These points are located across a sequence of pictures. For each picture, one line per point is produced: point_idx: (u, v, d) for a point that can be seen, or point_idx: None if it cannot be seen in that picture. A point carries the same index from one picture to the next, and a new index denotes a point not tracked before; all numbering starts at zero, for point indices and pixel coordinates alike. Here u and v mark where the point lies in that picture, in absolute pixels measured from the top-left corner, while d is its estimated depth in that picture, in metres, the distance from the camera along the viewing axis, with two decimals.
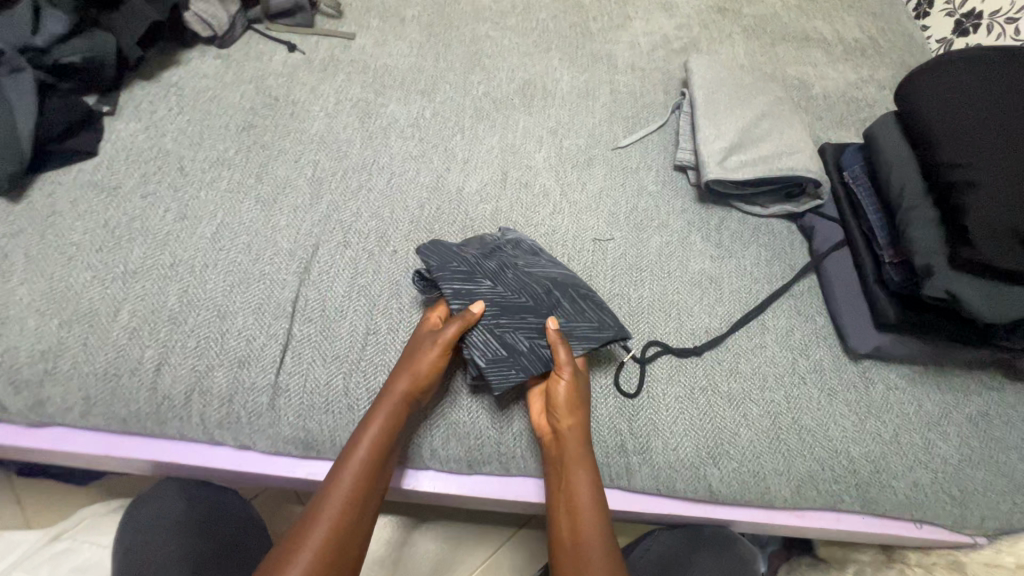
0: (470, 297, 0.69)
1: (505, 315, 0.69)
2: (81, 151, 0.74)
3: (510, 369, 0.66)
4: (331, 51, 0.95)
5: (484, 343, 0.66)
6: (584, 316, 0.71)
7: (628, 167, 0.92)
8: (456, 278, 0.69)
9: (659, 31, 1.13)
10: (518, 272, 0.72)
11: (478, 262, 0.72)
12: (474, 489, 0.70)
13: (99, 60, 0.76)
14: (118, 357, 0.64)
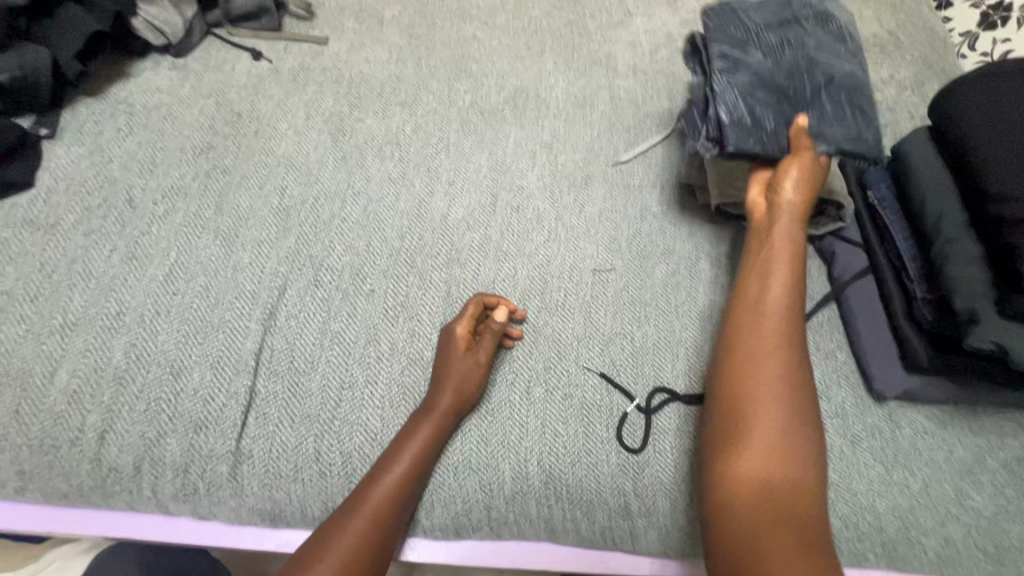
0: (732, 60, 0.71)
1: (762, 88, 0.70)
2: (14, 183, 0.66)
3: (748, 136, 0.68)
4: (300, 58, 0.86)
5: (733, 103, 0.68)
6: (842, 125, 0.71)
7: (630, 185, 0.84)
8: (725, 40, 0.72)
9: (662, 28, 1.04)
10: (798, 54, 0.74)
11: (758, 33, 0.74)
12: (460, 556, 0.64)
13: (33, 77, 0.67)
14: (55, 425, 0.56)
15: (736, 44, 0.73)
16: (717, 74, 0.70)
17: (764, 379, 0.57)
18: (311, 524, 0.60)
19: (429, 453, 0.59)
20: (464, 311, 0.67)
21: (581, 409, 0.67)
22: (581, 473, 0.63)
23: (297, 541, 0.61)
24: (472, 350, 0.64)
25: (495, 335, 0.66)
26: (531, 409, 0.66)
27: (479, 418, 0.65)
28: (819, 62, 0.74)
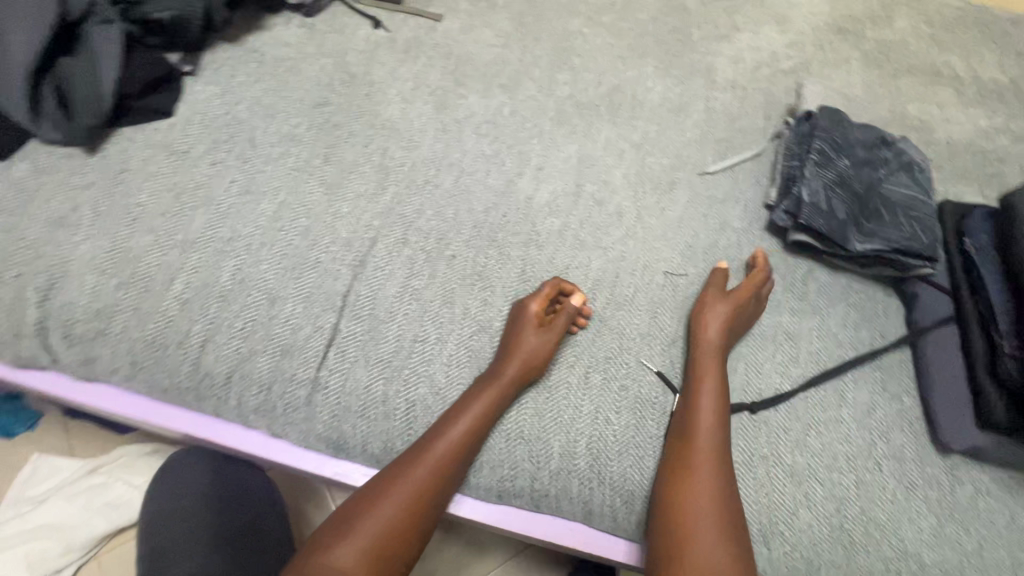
0: (817, 214, 0.75)
1: (843, 185, 0.77)
2: (157, 110, 0.73)
3: (823, 219, 0.75)
4: (415, 30, 0.90)
5: (816, 189, 0.76)
6: (897, 228, 0.75)
7: (713, 197, 0.84)
8: (819, 139, 0.80)
9: (767, 47, 1.03)
10: (873, 167, 0.80)
11: (852, 146, 0.81)
12: (500, 519, 0.67)
13: (186, 16, 0.74)
14: (167, 326, 0.63)
15: (834, 147, 0.79)
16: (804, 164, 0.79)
17: (699, 496, 0.60)
18: (368, 459, 0.65)
19: (426, 500, 0.58)
20: (523, 320, 0.67)
21: (635, 403, 0.68)
22: (626, 463, 0.65)
23: (351, 474, 0.66)
24: (512, 375, 0.63)
25: (534, 363, 0.65)
26: (586, 394, 0.68)
27: (535, 393, 0.68)
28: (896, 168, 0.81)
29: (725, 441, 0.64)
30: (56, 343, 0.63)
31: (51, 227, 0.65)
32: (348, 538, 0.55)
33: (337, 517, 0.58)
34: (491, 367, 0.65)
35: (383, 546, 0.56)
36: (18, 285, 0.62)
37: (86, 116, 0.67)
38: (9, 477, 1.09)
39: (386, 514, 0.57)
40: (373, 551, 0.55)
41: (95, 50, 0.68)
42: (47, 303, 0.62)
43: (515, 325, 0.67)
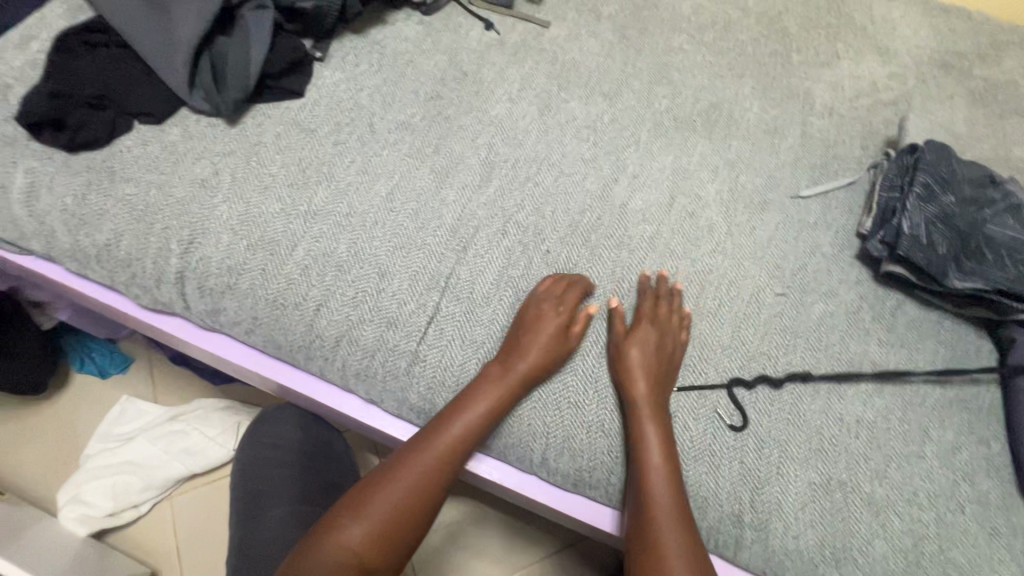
0: (912, 245, 0.75)
1: (945, 221, 0.76)
2: (290, 91, 0.80)
3: (920, 251, 0.74)
4: (524, 35, 0.94)
5: (915, 221, 0.76)
6: (1002, 268, 0.73)
7: (805, 221, 0.84)
8: (925, 172, 0.80)
9: (868, 76, 1.02)
10: (981, 205, 0.78)
11: (959, 183, 0.79)
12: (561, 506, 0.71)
13: (327, 9, 0.80)
14: (288, 288, 0.69)
15: (939, 181, 0.79)
16: (906, 195, 0.78)
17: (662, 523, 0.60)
18: None
19: (435, 483, 0.63)
20: (537, 319, 0.68)
21: (715, 412, 0.69)
22: (701, 469, 0.67)
23: None
24: (516, 375, 0.66)
25: (531, 367, 0.66)
26: None
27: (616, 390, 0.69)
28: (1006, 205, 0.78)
29: (666, 467, 0.63)
30: (191, 293, 0.69)
31: (195, 187, 0.71)
32: (360, 519, 0.59)
33: (347, 498, 0.61)
34: (490, 364, 0.67)
35: (388, 530, 0.59)
36: (163, 237, 0.69)
37: (233, 90, 0.74)
38: (100, 413, 1.19)
39: (394, 498, 0.60)
40: (383, 532, 0.59)
41: (247, 34, 0.76)
42: (187, 256, 0.69)
43: (520, 325, 0.69)
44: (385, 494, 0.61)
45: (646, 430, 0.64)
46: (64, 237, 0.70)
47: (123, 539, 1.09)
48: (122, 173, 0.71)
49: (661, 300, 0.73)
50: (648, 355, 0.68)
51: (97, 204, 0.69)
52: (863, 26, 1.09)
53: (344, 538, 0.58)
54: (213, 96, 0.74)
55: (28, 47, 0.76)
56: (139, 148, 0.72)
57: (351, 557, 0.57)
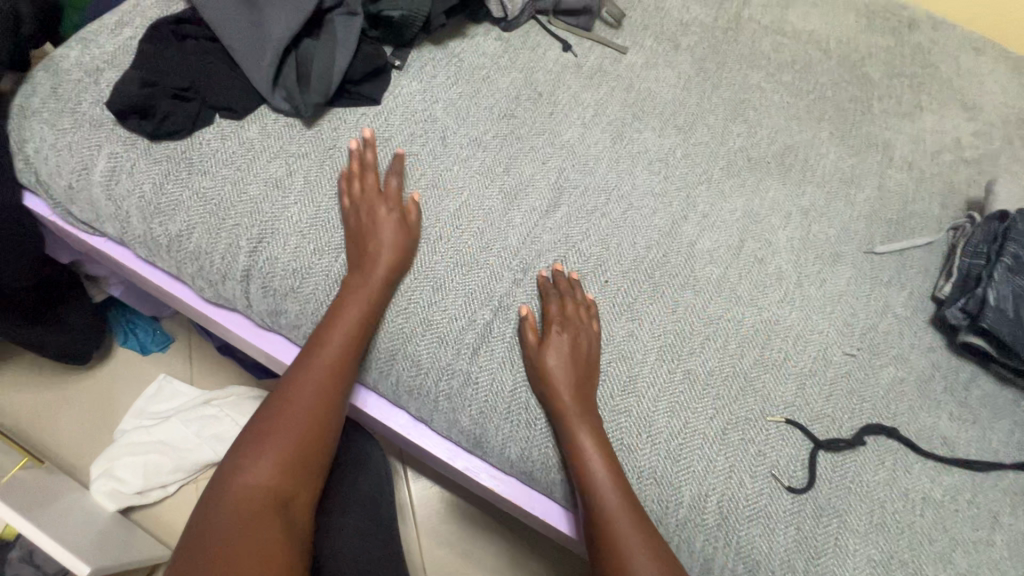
0: (998, 319, 0.70)
1: None
2: (367, 97, 0.80)
3: (1007, 326, 0.70)
4: (601, 60, 0.93)
5: (1002, 295, 0.71)
6: None
7: (878, 279, 0.81)
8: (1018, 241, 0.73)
9: (951, 131, 0.98)
10: None
11: None
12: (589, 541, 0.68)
13: (411, 17, 0.79)
14: None
15: None
16: (996, 265, 0.73)
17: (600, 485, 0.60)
18: (501, 461, 0.68)
19: (327, 404, 0.61)
20: (371, 224, 0.68)
21: (772, 471, 0.66)
22: (755, 531, 0.64)
23: (481, 470, 0.70)
24: (367, 290, 0.66)
25: (383, 280, 0.66)
26: (722, 449, 0.67)
27: (670, 436, 0.67)
28: None
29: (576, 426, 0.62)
30: (254, 292, 0.70)
31: (269, 186, 0.71)
32: (258, 455, 0.56)
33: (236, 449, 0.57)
34: (343, 290, 0.66)
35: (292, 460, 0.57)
36: (233, 233, 0.69)
37: (315, 93, 0.74)
38: (139, 389, 1.20)
39: (285, 430, 0.58)
40: (287, 459, 0.57)
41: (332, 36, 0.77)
42: (254, 254, 0.69)
43: (358, 239, 0.68)
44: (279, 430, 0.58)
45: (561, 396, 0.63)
46: (138, 223, 0.70)
47: (149, 517, 1.10)
48: (199, 165, 0.71)
49: (564, 292, 0.70)
50: (567, 357, 0.65)
51: (174, 194, 0.70)
52: (949, 78, 1.05)
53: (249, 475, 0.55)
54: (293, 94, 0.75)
55: (121, 32, 0.78)
56: (218, 141, 0.72)
57: (264, 487, 0.54)
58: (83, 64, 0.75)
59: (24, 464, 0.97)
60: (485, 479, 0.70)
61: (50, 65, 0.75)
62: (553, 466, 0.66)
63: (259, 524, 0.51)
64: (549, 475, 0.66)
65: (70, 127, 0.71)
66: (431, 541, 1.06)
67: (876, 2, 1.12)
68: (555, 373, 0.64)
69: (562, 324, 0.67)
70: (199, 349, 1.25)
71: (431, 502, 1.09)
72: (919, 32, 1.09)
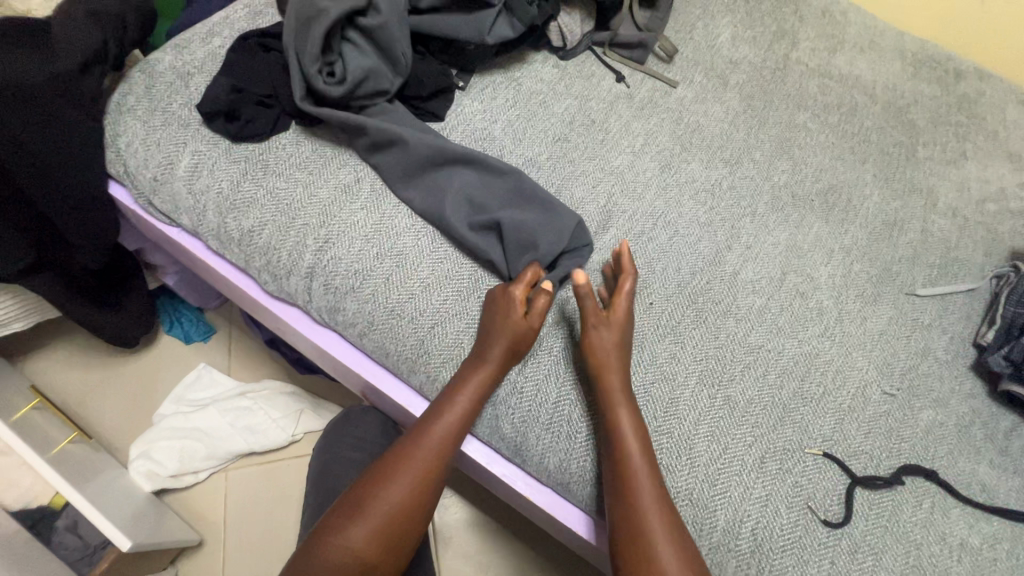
0: None
1: None
2: (433, 114, 0.86)
3: None
4: (652, 92, 0.97)
5: None
6: None
7: (918, 321, 0.81)
8: None
9: (996, 181, 0.99)
10: None
11: None
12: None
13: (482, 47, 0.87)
14: (406, 300, 0.71)
15: None
16: None
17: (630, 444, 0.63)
18: (539, 471, 0.70)
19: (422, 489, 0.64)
20: (495, 326, 0.66)
21: (809, 503, 0.67)
22: (788, 561, 0.64)
23: (518, 479, 0.72)
24: (477, 391, 0.65)
25: (500, 365, 0.66)
26: (759, 478, 0.67)
27: (709, 461, 0.68)
28: None
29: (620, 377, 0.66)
30: (315, 288, 0.73)
31: (338, 191, 0.75)
32: (357, 520, 0.61)
33: (350, 500, 0.63)
34: (470, 358, 0.67)
35: (389, 526, 0.62)
36: (301, 233, 0.73)
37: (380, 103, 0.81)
38: (179, 376, 1.24)
39: (387, 500, 0.62)
40: (382, 533, 0.61)
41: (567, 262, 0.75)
42: (319, 254, 0.73)
43: (493, 316, 0.68)
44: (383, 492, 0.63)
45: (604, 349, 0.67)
46: (213, 217, 0.75)
47: (178, 502, 1.13)
48: (274, 167, 0.76)
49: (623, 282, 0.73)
50: (622, 337, 0.69)
51: (249, 192, 0.75)
52: (995, 129, 1.06)
53: (348, 540, 0.61)
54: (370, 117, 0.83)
55: (211, 42, 0.84)
56: (292, 146, 0.78)
57: (354, 557, 0.60)
58: (175, 69, 0.81)
59: (72, 438, 1.01)
60: (521, 486, 0.72)
61: (146, 67, 0.81)
62: (592, 479, 0.67)
63: None
64: (585, 489, 0.68)
65: (161, 126, 0.77)
66: (450, 548, 1.07)
67: (924, 51, 1.14)
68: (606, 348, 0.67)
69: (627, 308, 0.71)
70: (238, 342, 1.29)
71: (450, 509, 1.10)
72: (965, 83, 1.11)
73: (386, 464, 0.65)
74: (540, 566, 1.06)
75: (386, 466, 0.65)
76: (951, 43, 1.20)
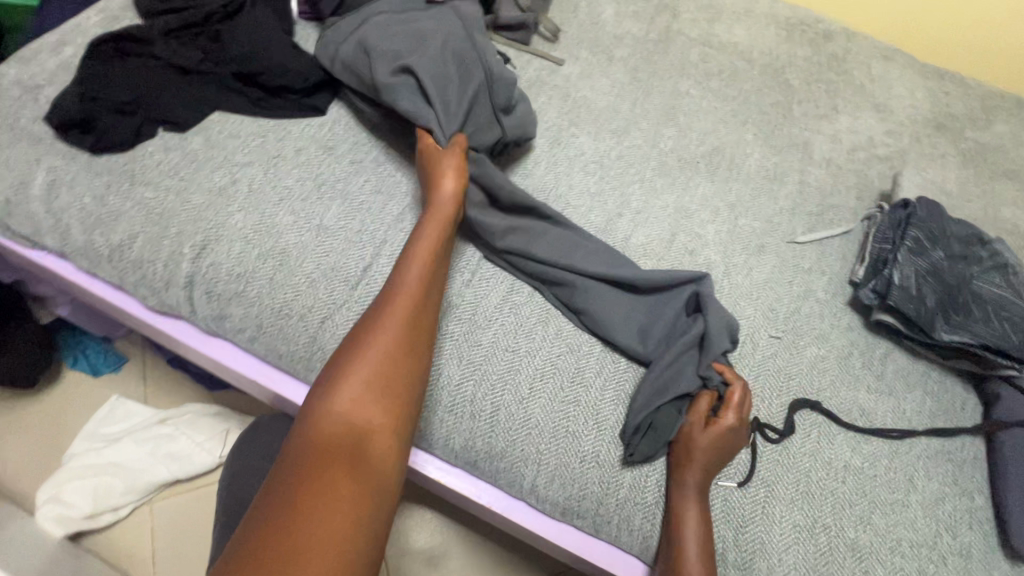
0: (901, 298, 0.76)
1: (935, 278, 0.78)
2: (313, 107, 0.83)
3: (917, 306, 0.76)
4: (539, 71, 0.98)
5: (902, 278, 0.77)
6: (987, 324, 0.76)
7: (799, 266, 0.87)
8: (920, 230, 0.82)
9: (865, 131, 1.06)
10: (966, 265, 0.80)
11: (949, 241, 0.82)
12: (533, 525, 0.70)
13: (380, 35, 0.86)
14: (295, 299, 0.70)
15: (928, 240, 0.81)
16: (901, 252, 0.80)
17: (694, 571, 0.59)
18: (447, 453, 0.70)
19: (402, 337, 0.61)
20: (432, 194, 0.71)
21: None
22: None
23: (429, 464, 0.72)
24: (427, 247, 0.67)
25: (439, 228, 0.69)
26: None
27: (615, 423, 0.69)
28: (987, 260, 0.82)
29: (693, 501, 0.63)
30: (198, 298, 0.71)
31: (212, 195, 0.73)
32: (342, 381, 0.58)
33: (326, 374, 0.60)
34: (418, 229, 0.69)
35: (377, 376, 0.59)
36: (177, 241, 0.71)
37: (281, 108, 0.82)
38: (88, 411, 1.17)
39: (367, 352, 0.60)
40: (370, 384, 0.58)
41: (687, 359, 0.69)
42: (198, 261, 0.70)
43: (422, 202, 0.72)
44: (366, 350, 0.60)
45: (694, 456, 0.64)
46: (79, 235, 0.71)
47: (99, 543, 1.07)
48: (142, 177, 0.72)
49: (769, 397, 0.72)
50: (719, 442, 0.65)
51: (116, 205, 0.71)
52: (862, 83, 1.14)
53: (340, 402, 0.56)
54: (256, 120, 0.80)
55: (61, 51, 0.79)
56: (160, 153, 0.74)
57: (341, 418, 0.56)
58: (22, 82, 0.76)
59: None
60: (431, 470, 0.72)
61: None
62: (495, 452, 0.68)
63: (331, 461, 0.52)
64: (493, 463, 0.69)
65: (9, 143, 0.72)
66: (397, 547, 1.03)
67: (795, 15, 1.21)
68: (697, 461, 0.64)
69: (738, 411, 0.66)
70: (152, 368, 1.22)
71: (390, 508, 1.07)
72: (834, 43, 1.19)
73: (358, 332, 0.62)
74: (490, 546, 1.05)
75: (359, 334, 0.62)
76: (814, 4, 1.28)
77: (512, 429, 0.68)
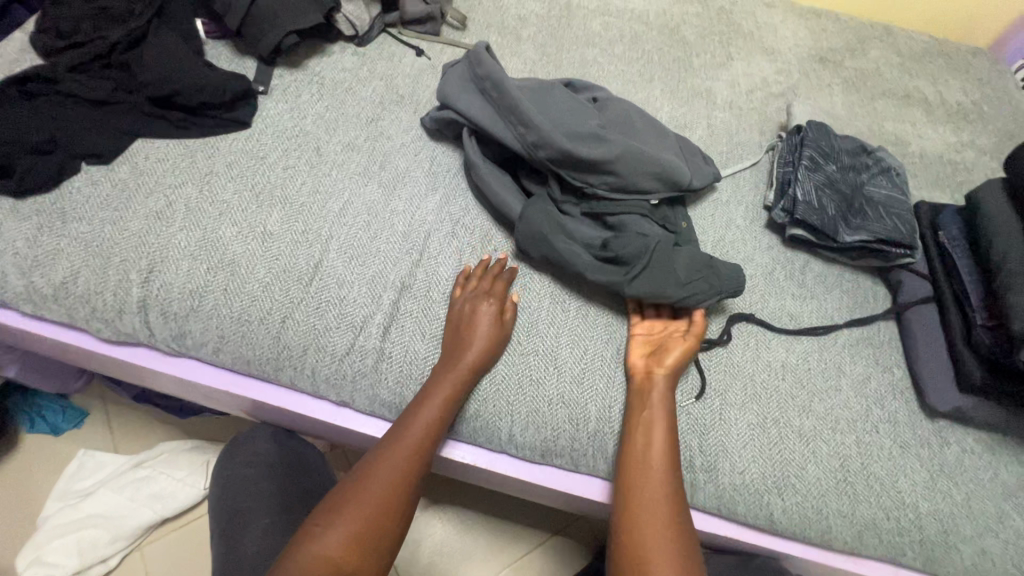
0: (806, 211, 0.85)
1: (831, 188, 0.87)
2: (237, 121, 0.84)
3: (822, 215, 0.85)
4: (453, 58, 1.02)
5: (804, 192, 0.86)
6: (881, 221, 0.85)
7: (718, 200, 0.95)
8: (813, 148, 0.91)
9: (759, 73, 1.16)
10: (856, 173, 0.91)
11: (839, 155, 0.92)
12: (517, 472, 0.76)
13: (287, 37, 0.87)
14: (252, 305, 0.72)
15: (822, 156, 0.91)
16: (800, 170, 0.89)
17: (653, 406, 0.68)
18: None
19: (413, 465, 0.64)
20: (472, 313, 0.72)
21: None
22: None
23: None
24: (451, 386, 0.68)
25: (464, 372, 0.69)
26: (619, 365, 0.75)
27: (573, 363, 0.75)
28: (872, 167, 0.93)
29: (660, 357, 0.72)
30: (154, 320, 0.71)
31: (150, 220, 0.74)
32: (341, 516, 0.59)
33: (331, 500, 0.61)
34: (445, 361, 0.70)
35: (371, 518, 0.59)
36: (122, 269, 0.71)
37: (202, 126, 0.83)
38: (55, 471, 1.13)
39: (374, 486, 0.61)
40: (360, 529, 0.58)
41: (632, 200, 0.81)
42: (147, 284, 0.71)
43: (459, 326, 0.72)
44: (373, 479, 0.62)
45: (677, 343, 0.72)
46: (16, 280, 0.70)
47: None
48: (74, 214, 0.73)
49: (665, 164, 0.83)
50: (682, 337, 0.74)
51: (51, 244, 0.71)
52: (750, 31, 1.24)
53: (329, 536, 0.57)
54: (181, 142, 0.81)
55: None
56: (88, 187, 0.75)
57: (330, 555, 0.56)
58: None
59: None
60: None
61: None
62: (468, 414, 0.72)
63: None
64: (469, 423, 0.73)
65: None
66: None
67: None
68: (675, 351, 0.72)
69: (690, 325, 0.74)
70: (116, 416, 1.20)
71: None
72: None
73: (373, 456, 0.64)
74: (487, 517, 1.10)
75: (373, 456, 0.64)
76: None
77: (483, 390, 0.73)
